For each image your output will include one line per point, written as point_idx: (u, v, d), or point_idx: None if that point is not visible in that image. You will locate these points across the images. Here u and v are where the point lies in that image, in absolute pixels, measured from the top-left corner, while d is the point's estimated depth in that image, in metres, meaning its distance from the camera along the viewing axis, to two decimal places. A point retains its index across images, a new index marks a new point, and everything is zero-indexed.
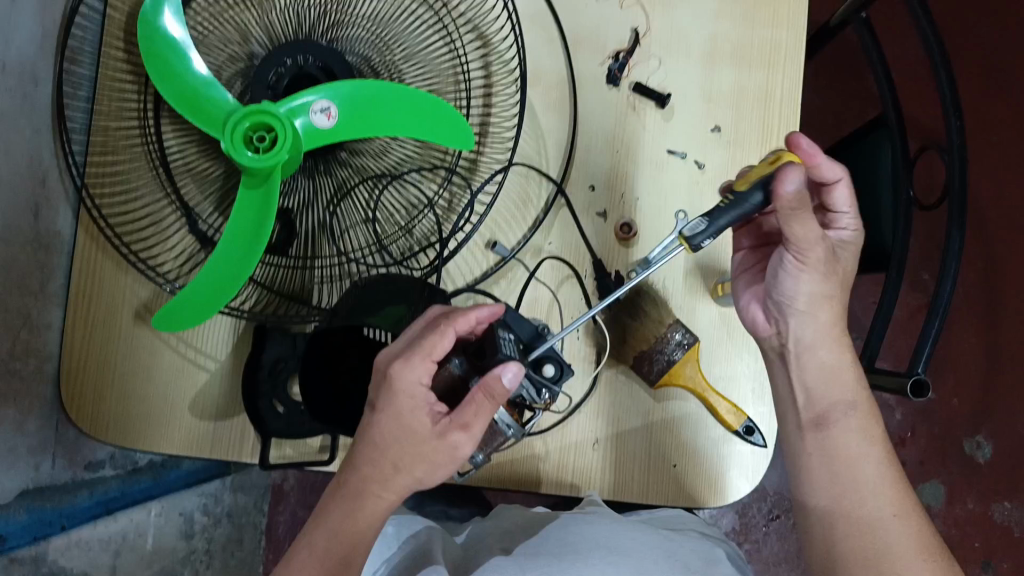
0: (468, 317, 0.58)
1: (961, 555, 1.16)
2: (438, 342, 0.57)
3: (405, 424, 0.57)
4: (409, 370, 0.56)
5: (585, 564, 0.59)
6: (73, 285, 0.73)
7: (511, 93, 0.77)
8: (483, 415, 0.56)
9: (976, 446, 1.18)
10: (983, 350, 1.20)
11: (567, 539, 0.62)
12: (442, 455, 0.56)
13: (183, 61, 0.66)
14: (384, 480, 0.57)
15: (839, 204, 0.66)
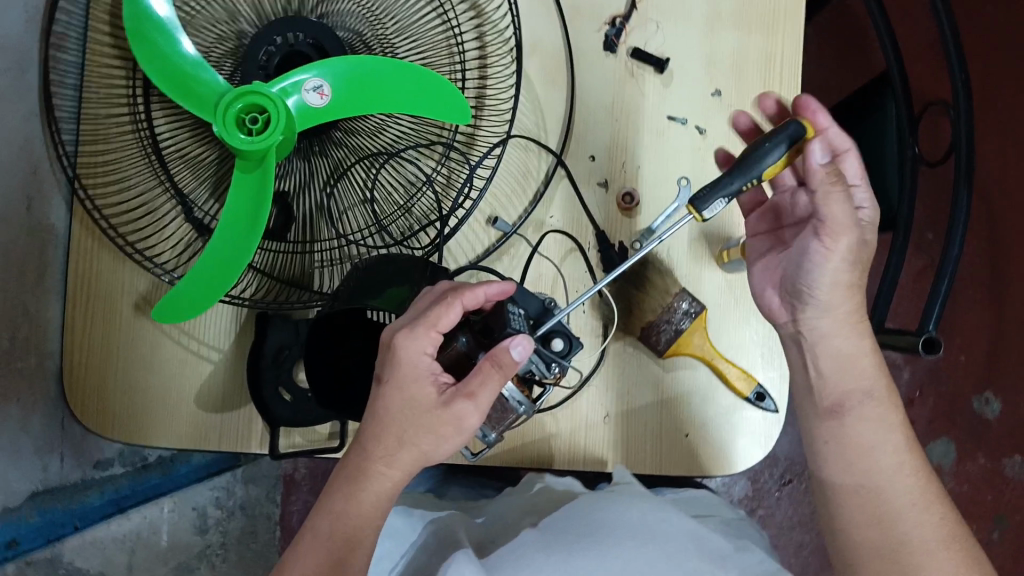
0: (476, 293, 0.57)
1: (972, 511, 1.17)
2: (444, 314, 0.56)
3: (409, 395, 0.56)
4: (412, 340, 0.56)
5: (611, 546, 0.60)
6: (71, 279, 0.72)
7: (506, 64, 0.75)
8: (490, 389, 0.55)
9: (984, 403, 1.18)
10: (990, 307, 1.19)
11: (589, 519, 0.63)
12: (448, 425, 0.56)
13: (170, 43, 0.65)
14: (388, 457, 0.56)
15: (850, 176, 0.65)
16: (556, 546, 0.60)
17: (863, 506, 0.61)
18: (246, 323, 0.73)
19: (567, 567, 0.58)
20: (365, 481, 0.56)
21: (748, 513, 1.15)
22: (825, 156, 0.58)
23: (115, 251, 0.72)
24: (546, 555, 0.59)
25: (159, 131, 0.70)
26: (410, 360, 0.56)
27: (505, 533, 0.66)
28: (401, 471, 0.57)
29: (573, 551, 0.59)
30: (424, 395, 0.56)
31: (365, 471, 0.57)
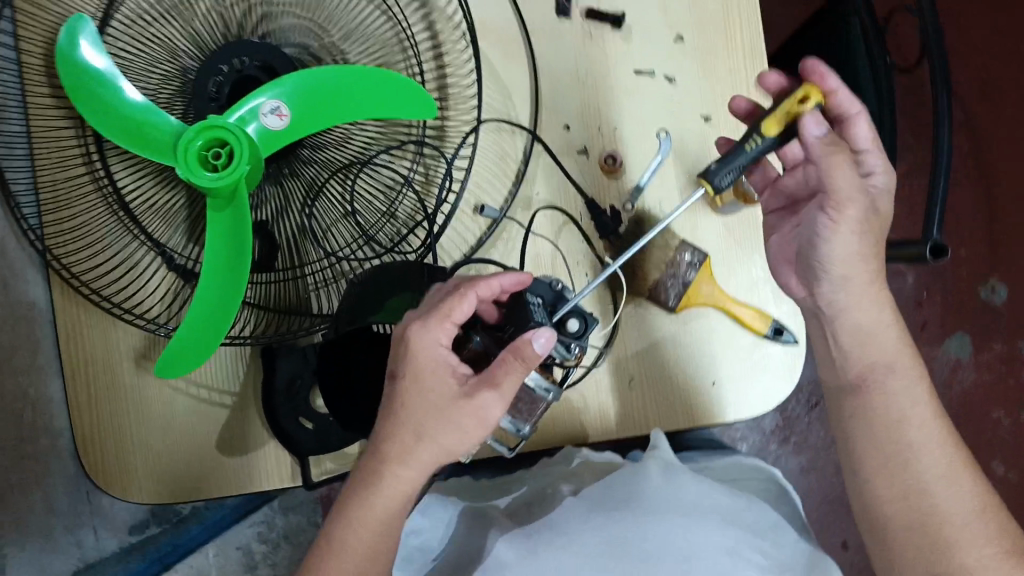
0: (490, 282, 0.56)
1: (997, 398, 1.18)
2: (457, 305, 0.54)
3: (426, 385, 0.54)
4: (426, 331, 0.54)
5: (650, 520, 0.60)
6: (63, 352, 0.69)
7: (461, 49, 0.73)
8: (514, 378, 0.54)
9: (991, 291, 1.19)
10: (980, 196, 1.19)
11: (632, 486, 0.63)
12: (470, 414, 0.54)
13: (114, 93, 0.62)
14: (405, 454, 0.54)
15: (861, 140, 0.62)
16: (596, 513, 0.61)
17: (897, 421, 0.61)
18: (252, 361, 0.72)
19: (600, 539, 0.59)
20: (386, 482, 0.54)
21: (782, 442, 1.16)
22: (821, 129, 0.60)
23: (104, 316, 0.70)
24: (584, 522, 0.60)
25: (122, 185, 0.67)
26: (426, 352, 0.55)
27: (542, 505, 0.66)
28: (424, 467, 0.55)
29: (610, 524, 0.60)
30: (444, 385, 0.54)
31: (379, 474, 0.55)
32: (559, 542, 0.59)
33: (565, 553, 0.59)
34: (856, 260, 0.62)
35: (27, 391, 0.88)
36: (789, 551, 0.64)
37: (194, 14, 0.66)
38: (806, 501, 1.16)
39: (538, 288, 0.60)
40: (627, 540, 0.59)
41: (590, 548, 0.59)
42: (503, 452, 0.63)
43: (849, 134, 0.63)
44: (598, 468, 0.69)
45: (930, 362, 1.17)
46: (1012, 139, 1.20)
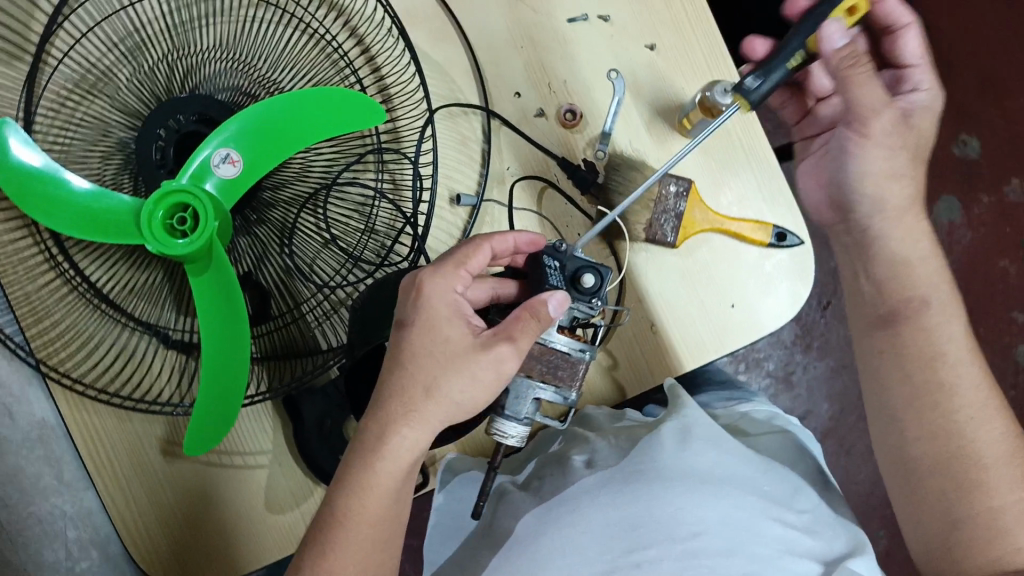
0: (505, 238, 0.58)
1: (997, 248, 1.20)
2: (473, 253, 0.56)
3: (439, 332, 0.53)
4: (441, 277, 0.55)
5: (666, 490, 0.58)
6: (87, 460, 0.68)
7: (391, 45, 0.71)
8: (531, 334, 0.52)
9: (964, 145, 1.20)
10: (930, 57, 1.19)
11: (647, 456, 0.61)
12: (486, 368, 0.52)
13: (61, 187, 0.60)
14: (412, 409, 0.53)
15: (908, 49, 0.73)
16: (608, 488, 0.60)
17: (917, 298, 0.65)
18: (276, 414, 0.70)
19: (609, 514, 0.58)
20: (391, 450, 0.52)
21: (806, 349, 1.16)
22: (841, 40, 0.63)
23: (116, 412, 0.68)
24: (594, 496, 0.59)
25: (95, 279, 0.65)
26: (441, 296, 0.54)
27: (554, 477, 0.65)
28: (431, 425, 0.53)
29: (620, 495, 0.59)
30: (459, 335, 0.53)
31: (383, 439, 0.52)
32: (567, 519, 0.58)
33: (573, 529, 0.58)
34: (885, 180, 0.67)
35: (66, 510, 0.85)
36: (809, 516, 0.62)
37: (119, 86, 0.65)
38: (843, 399, 1.17)
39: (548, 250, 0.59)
40: (637, 514, 0.57)
41: (598, 525, 0.57)
42: (554, 425, 0.58)
43: (899, 46, 0.73)
44: (618, 430, 0.67)
45: None
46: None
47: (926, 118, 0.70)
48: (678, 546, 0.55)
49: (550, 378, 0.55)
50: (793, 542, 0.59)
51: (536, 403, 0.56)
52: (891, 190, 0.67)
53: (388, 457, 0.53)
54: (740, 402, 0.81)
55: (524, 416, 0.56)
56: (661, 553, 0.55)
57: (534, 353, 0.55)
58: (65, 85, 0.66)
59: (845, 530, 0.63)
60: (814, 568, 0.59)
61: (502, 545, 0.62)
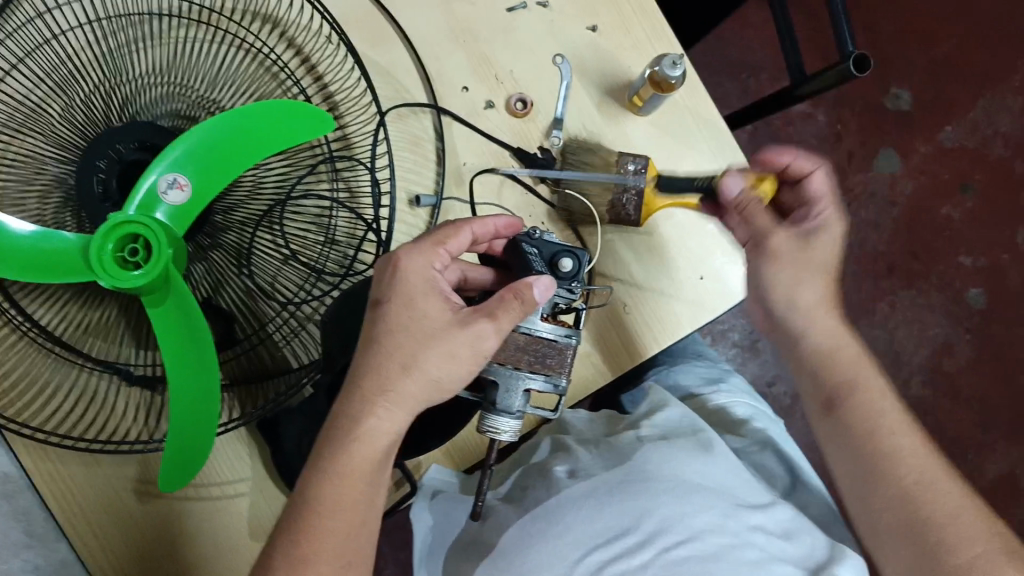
0: (485, 223, 0.58)
1: (939, 195, 1.25)
2: (453, 235, 0.56)
3: (420, 307, 0.53)
4: (418, 255, 0.54)
5: (652, 499, 0.57)
6: (56, 510, 0.64)
7: (331, 53, 0.70)
8: (514, 316, 0.52)
9: (896, 98, 1.26)
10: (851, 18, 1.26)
11: (634, 464, 0.60)
12: (464, 343, 0.51)
13: (2, 232, 0.58)
14: (388, 387, 0.51)
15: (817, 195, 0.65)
16: (594, 498, 0.58)
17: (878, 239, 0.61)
18: (253, 440, 0.68)
19: (594, 526, 0.56)
20: (365, 432, 0.50)
21: None
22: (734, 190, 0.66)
23: (84, 459, 0.65)
24: (577, 506, 0.58)
25: (48, 323, 0.63)
26: (419, 270, 0.54)
27: (537, 490, 0.62)
28: (406, 406, 0.52)
29: (607, 506, 0.57)
30: (438, 310, 0.53)
31: (359, 420, 0.51)
32: (553, 530, 0.57)
33: (559, 540, 0.56)
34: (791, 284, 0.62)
35: None
36: (788, 518, 0.60)
37: (52, 122, 0.62)
38: None
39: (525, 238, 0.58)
40: (622, 525, 0.56)
41: (584, 537, 0.56)
42: (545, 415, 0.58)
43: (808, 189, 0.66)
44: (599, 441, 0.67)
45: (867, 185, 1.25)
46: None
47: (825, 239, 0.64)
48: (663, 554, 0.55)
49: (538, 366, 0.55)
50: (772, 546, 0.57)
51: (527, 396, 0.55)
52: (801, 290, 0.62)
53: (363, 441, 0.50)
54: (720, 388, 0.82)
55: (516, 409, 0.54)
56: (646, 561, 0.55)
57: (520, 345, 0.55)
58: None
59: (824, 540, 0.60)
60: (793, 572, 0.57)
61: (486, 558, 0.59)
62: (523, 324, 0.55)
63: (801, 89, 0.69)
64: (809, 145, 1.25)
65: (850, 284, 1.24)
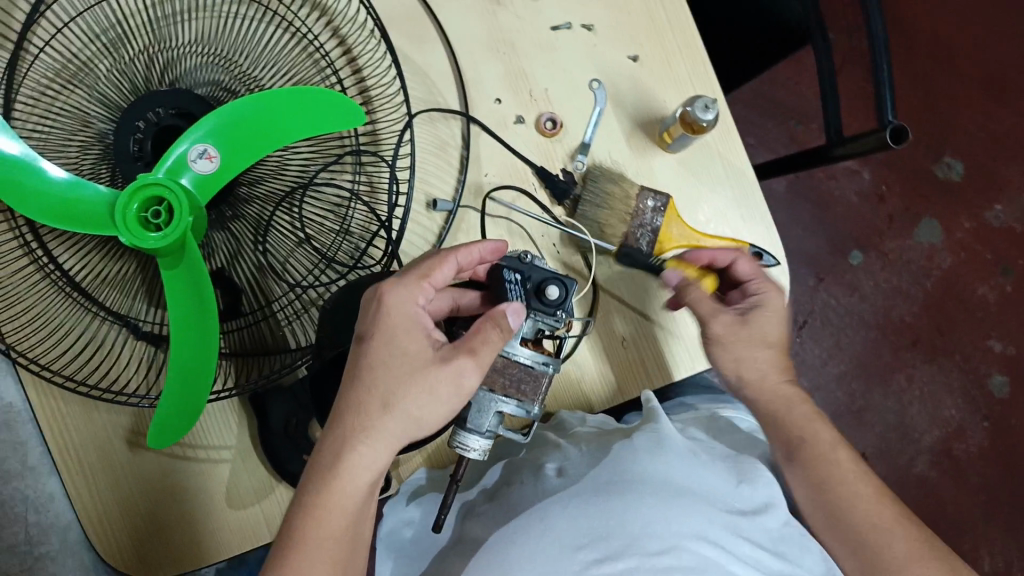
0: (470, 251, 0.59)
1: (976, 273, 1.23)
2: (437, 266, 0.58)
3: (400, 343, 0.55)
4: (401, 288, 0.56)
5: (637, 501, 0.54)
6: (52, 444, 0.68)
7: (374, 47, 0.72)
8: (492, 348, 0.54)
9: (948, 168, 1.24)
10: (914, 79, 1.25)
11: (622, 466, 0.58)
12: (444, 383, 0.53)
13: (38, 176, 0.60)
14: (368, 430, 0.53)
15: (744, 275, 0.69)
16: (581, 498, 0.56)
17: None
18: (243, 410, 0.71)
19: (578, 525, 0.53)
20: (347, 466, 0.52)
21: None
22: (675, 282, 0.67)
23: (84, 400, 0.68)
24: (564, 508, 0.56)
25: (69, 267, 0.66)
26: (402, 307, 0.55)
27: (523, 487, 0.63)
28: (385, 442, 0.53)
29: (591, 503, 0.55)
30: (419, 347, 0.55)
31: (341, 457, 0.52)
32: (537, 528, 0.55)
33: (542, 537, 0.54)
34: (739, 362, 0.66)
35: (27, 496, 0.89)
36: (782, 539, 0.58)
37: (99, 78, 0.65)
38: None
39: (511, 263, 0.59)
40: (605, 526, 0.53)
41: (569, 537, 0.53)
42: (516, 438, 0.58)
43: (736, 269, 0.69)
44: (591, 438, 0.65)
45: (902, 253, 1.23)
46: (929, 21, 1.26)
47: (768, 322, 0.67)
48: (647, 559, 0.51)
49: (512, 392, 0.57)
50: (762, 563, 0.54)
51: (499, 417, 0.57)
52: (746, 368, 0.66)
53: (343, 478, 0.52)
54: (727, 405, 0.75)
55: (486, 429, 0.56)
56: (631, 566, 0.50)
57: (498, 367, 0.57)
58: (48, 75, 0.66)
59: (824, 563, 0.58)
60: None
61: (475, 555, 0.58)
62: (504, 348, 0.57)
63: (837, 150, 0.69)
64: (848, 202, 1.24)
65: (870, 349, 1.21)
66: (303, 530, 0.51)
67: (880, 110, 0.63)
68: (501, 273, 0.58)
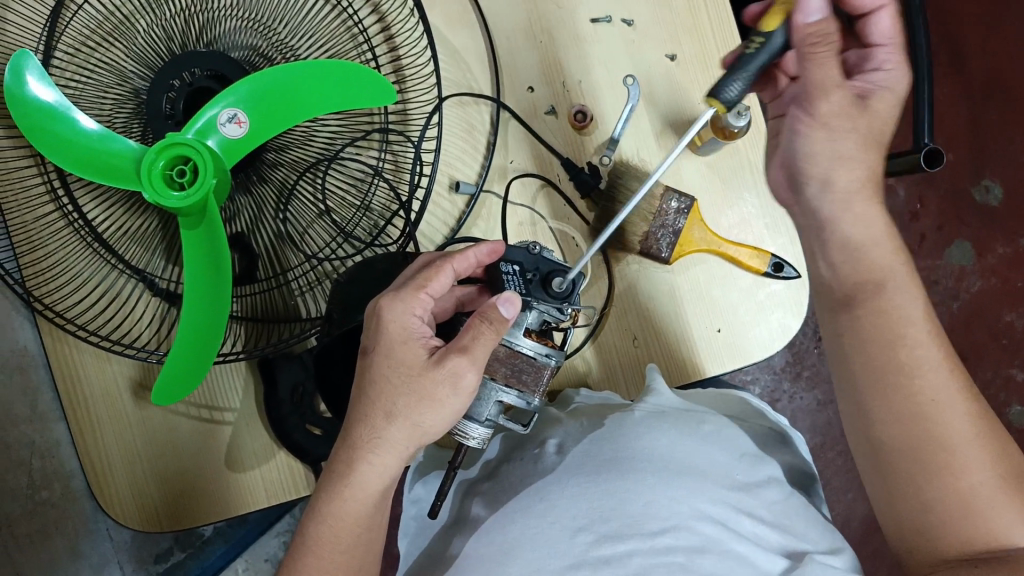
0: (466, 256, 0.58)
1: (1008, 299, 1.14)
2: (434, 276, 0.57)
3: (398, 358, 0.55)
4: (398, 301, 0.56)
5: (639, 482, 0.54)
6: (62, 393, 0.69)
7: (412, 26, 0.72)
8: (484, 342, 0.54)
9: (986, 191, 1.14)
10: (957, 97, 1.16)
11: (624, 441, 0.57)
12: (442, 387, 0.54)
13: (70, 125, 0.60)
14: (375, 441, 0.55)
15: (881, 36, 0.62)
16: (581, 474, 0.56)
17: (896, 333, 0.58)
18: (250, 373, 0.71)
19: (580, 506, 0.54)
20: (359, 477, 0.55)
21: (795, 379, 1.09)
22: (815, 13, 0.54)
23: (96, 351, 0.69)
24: (565, 486, 0.55)
25: (93, 218, 0.66)
26: (397, 322, 0.56)
27: (525, 463, 0.61)
28: (397, 450, 0.55)
29: (592, 482, 0.55)
30: (414, 357, 0.55)
31: (352, 466, 0.55)
32: (537, 508, 0.54)
33: (542, 519, 0.53)
34: (835, 164, 0.58)
35: (33, 440, 0.91)
36: (785, 511, 0.57)
37: (136, 35, 0.65)
38: (826, 433, 1.10)
39: (516, 255, 0.61)
40: (607, 507, 0.53)
41: (569, 517, 0.53)
42: (516, 429, 0.58)
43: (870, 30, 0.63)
44: (589, 413, 0.64)
45: (931, 274, 1.13)
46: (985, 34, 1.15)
47: (885, 101, 0.59)
48: (646, 542, 0.51)
49: (513, 381, 0.56)
50: (765, 541, 0.55)
51: (499, 406, 0.57)
52: (839, 172, 0.59)
53: (356, 486, 0.55)
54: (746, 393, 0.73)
55: (485, 417, 0.56)
56: (632, 548, 0.51)
57: (500, 355, 0.57)
58: (89, 27, 0.66)
59: (824, 530, 0.58)
60: (783, 564, 0.54)
61: (473, 533, 0.57)
62: (507, 337, 0.56)
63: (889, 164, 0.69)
64: None
65: None
66: (318, 533, 0.55)
67: (918, 130, 0.63)
68: (498, 267, 0.60)
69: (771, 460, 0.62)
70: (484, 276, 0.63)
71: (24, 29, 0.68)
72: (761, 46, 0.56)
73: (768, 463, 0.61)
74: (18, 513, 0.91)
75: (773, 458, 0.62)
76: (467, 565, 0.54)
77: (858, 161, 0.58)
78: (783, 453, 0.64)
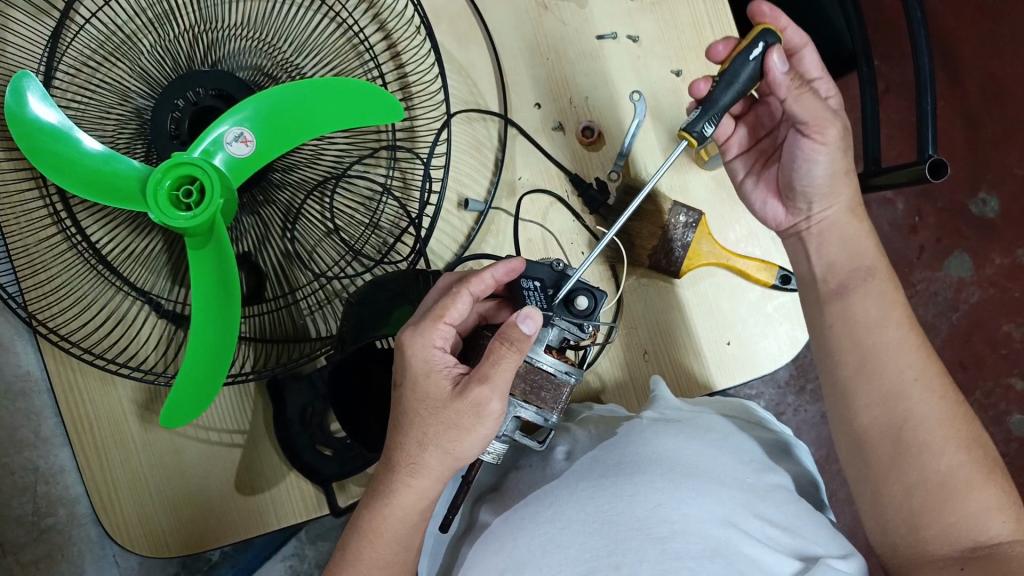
0: (482, 278, 0.57)
1: (1005, 311, 1.15)
2: (450, 305, 0.56)
3: (423, 389, 0.55)
4: (417, 334, 0.55)
5: (648, 485, 0.54)
6: (67, 416, 0.67)
7: (417, 44, 0.73)
8: (505, 369, 0.53)
9: (982, 204, 1.16)
10: None
11: (631, 447, 0.57)
12: (467, 416, 0.53)
13: (73, 146, 0.58)
14: (412, 465, 0.55)
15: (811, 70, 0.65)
16: (589, 479, 0.56)
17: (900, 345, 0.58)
18: (258, 395, 0.71)
19: (589, 510, 0.53)
20: (394, 503, 0.55)
21: (799, 392, 1.10)
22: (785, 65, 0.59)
23: (99, 374, 0.68)
24: (572, 491, 0.55)
25: (96, 240, 0.65)
26: (420, 353, 0.55)
27: (533, 470, 0.62)
28: (436, 476, 0.55)
29: (599, 489, 0.54)
30: (439, 389, 0.54)
31: (392, 488, 0.55)
32: (544, 514, 0.54)
33: (550, 525, 0.53)
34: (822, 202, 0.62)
35: (39, 465, 0.90)
36: (795, 514, 0.57)
37: (140, 54, 0.64)
38: (832, 446, 1.10)
39: (538, 270, 0.61)
40: (614, 511, 0.52)
41: (578, 523, 0.53)
42: (532, 445, 0.60)
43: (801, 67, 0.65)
44: (599, 421, 0.65)
45: (930, 285, 1.14)
46: (979, 50, 1.17)
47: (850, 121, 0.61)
48: (658, 545, 0.50)
49: (532, 397, 0.56)
50: (774, 542, 0.54)
51: (517, 422, 0.57)
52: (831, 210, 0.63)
53: (394, 505, 0.55)
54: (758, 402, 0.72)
55: (503, 433, 0.57)
56: (642, 553, 0.50)
57: (520, 371, 0.57)
58: (91, 47, 0.65)
59: (833, 535, 0.58)
60: (795, 566, 0.53)
61: (482, 540, 0.57)
62: (528, 353, 0.57)
63: (874, 179, 0.68)
64: (880, 232, 1.14)
65: None
66: (358, 549, 0.55)
67: (920, 142, 0.62)
68: (520, 283, 0.61)
69: (778, 469, 0.61)
70: (506, 289, 0.64)
71: (25, 49, 0.68)
72: (738, 77, 0.57)
73: (784, 479, 0.61)
74: (24, 540, 0.90)
75: (780, 469, 0.62)
76: (479, 569, 0.55)
77: (828, 200, 0.63)
78: (788, 464, 0.64)
